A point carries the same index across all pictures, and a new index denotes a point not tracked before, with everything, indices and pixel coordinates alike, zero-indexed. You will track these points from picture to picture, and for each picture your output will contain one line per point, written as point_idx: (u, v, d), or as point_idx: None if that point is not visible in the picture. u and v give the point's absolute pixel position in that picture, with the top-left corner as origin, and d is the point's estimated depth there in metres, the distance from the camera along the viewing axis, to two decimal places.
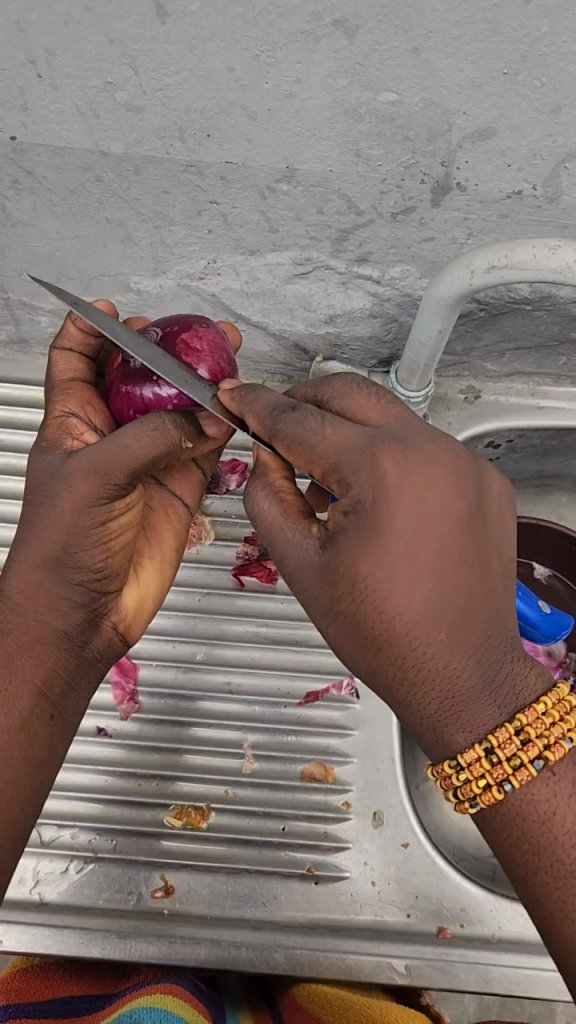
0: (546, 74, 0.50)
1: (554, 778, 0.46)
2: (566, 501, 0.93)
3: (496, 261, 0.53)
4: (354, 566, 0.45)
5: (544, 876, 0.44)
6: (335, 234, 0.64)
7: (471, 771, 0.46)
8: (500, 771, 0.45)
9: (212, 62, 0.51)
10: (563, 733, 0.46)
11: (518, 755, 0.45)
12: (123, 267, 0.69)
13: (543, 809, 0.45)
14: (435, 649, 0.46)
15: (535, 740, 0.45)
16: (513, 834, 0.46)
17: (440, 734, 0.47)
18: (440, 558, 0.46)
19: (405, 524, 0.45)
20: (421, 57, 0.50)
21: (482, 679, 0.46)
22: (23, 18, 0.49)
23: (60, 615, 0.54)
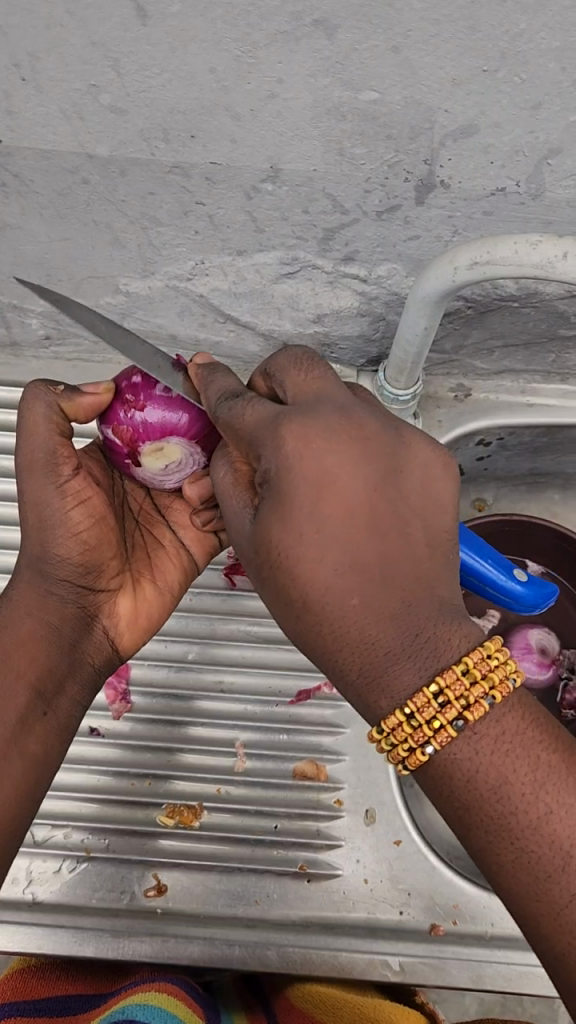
0: (526, 71, 0.51)
1: (476, 736, 0.43)
2: (559, 498, 0.94)
3: (478, 258, 0.53)
4: (267, 534, 0.47)
5: (478, 832, 0.43)
6: (321, 233, 0.64)
7: (394, 735, 0.44)
8: (420, 734, 0.43)
9: (194, 63, 0.51)
10: (486, 692, 0.43)
11: (437, 717, 0.42)
12: (112, 268, 0.69)
13: (466, 767, 0.43)
14: (349, 616, 0.45)
15: (454, 701, 0.42)
16: (443, 793, 0.44)
17: (369, 705, 0.45)
18: (344, 521, 0.46)
19: (304, 485, 0.46)
20: (401, 55, 0.50)
21: (400, 643, 0.44)
22: (6, 21, 0.49)
23: (48, 614, 0.56)
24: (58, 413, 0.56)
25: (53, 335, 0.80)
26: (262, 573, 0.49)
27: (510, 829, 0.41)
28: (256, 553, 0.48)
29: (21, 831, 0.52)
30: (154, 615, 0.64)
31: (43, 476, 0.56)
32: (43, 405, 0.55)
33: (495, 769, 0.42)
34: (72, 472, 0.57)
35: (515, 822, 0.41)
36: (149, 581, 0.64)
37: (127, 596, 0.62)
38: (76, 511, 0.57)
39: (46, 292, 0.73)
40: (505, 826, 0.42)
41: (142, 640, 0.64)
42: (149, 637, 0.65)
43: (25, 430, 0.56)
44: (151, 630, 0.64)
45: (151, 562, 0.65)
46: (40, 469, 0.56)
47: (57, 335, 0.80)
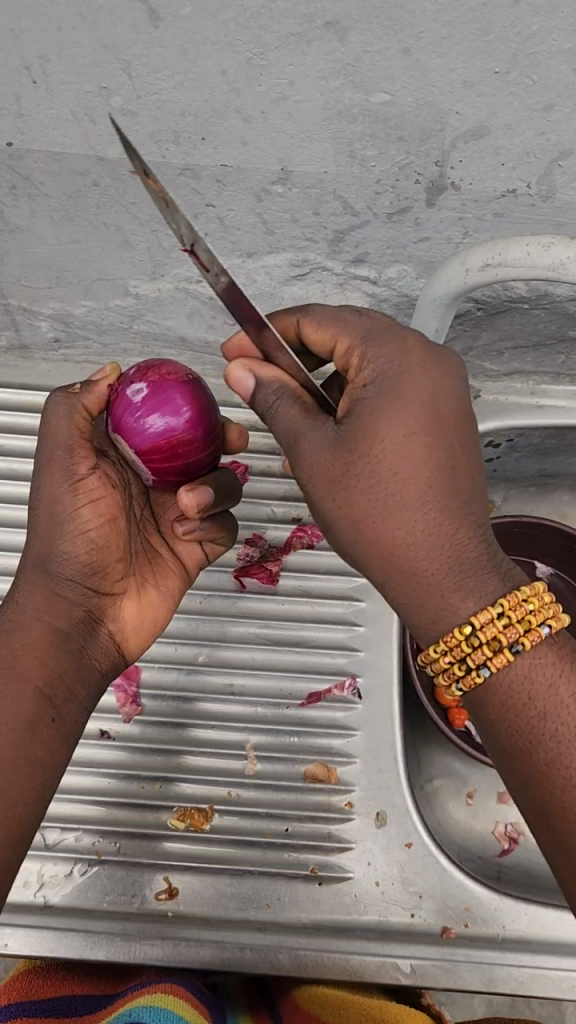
0: (537, 73, 0.51)
1: (557, 653, 0.47)
2: (569, 500, 0.93)
3: (490, 259, 0.53)
4: (377, 421, 0.45)
5: (551, 747, 0.44)
6: (331, 235, 0.64)
7: (484, 633, 0.45)
8: (514, 632, 0.45)
9: (206, 65, 0.51)
10: (563, 610, 0.48)
11: (532, 618, 0.45)
12: (122, 271, 0.69)
13: (549, 674, 0.45)
14: (432, 523, 0.45)
15: (547, 608, 0.47)
16: (517, 706, 0.45)
17: (444, 609, 0.46)
18: (446, 429, 0.46)
19: (421, 384, 0.46)
20: (412, 57, 0.50)
21: (491, 555, 0.46)
22: (17, 24, 0.49)
23: (57, 614, 0.55)
24: (81, 411, 0.59)
25: (62, 337, 0.80)
26: (342, 475, 0.46)
27: None
28: (342, 458, 0.46)
29: (28, 839, 0.50)
30: (156, 621, 0.64)
31: (58, 473, 0.57)
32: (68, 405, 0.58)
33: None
34: (88, 471, 0.58)
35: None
36: (153, 587, 0.65)
37: (132, 602, 0.63)
38: (87, 511, 0.57)
39: (56, 294, 0.73)
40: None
41: (143, 648, 0.64)
42: (150, 644, 0.64)
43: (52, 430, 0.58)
44: (154, 636, 0.64)
45: (154, 569, 0.66)
46: (57, 466, 0.57)
47: (66, 337, 0.80)
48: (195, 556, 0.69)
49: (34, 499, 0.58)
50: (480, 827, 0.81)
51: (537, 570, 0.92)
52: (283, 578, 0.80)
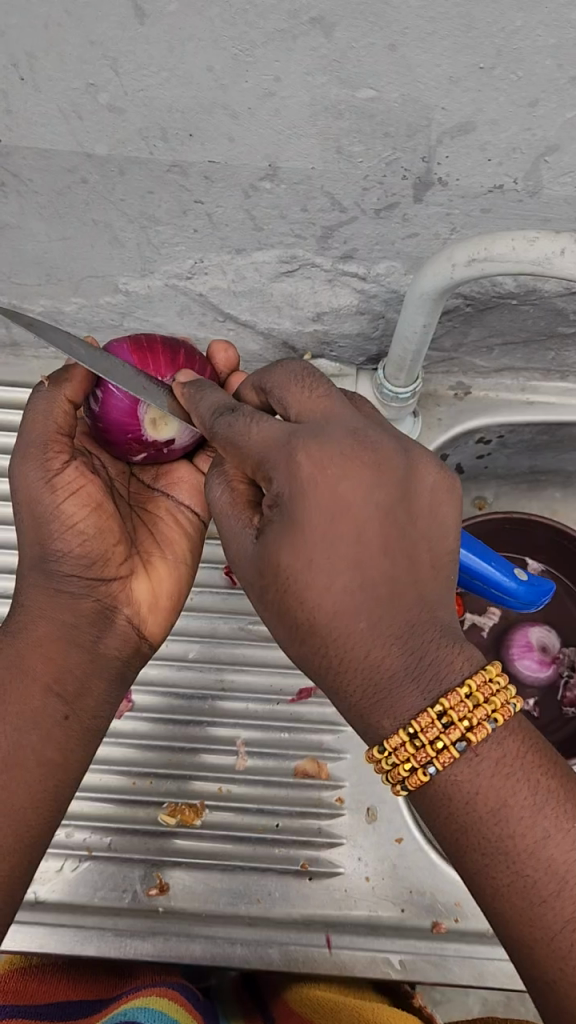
0: (522, 69, 0.51)
1: (478, 758, 0.46)
2: (560, 496, 0.94)
3: (476, 254, 0.53)
4: (277, 558, 0.47)
5: (476, 858, 0.45)
6: (320, 231, 0.64)
7: (397, 755, 0.47)
8: (423, 755, 0.46)
9: (192, 62, 0.51)
10: (487, 715, 0.46)
11: (441, 738, 0.45)
12: (112, 267, 0.69)
13: (466, 790, 0.46)
14: (345, 646, 0.48)
15: (458, 724, 0.45)
16: (441, 814, 0.46)
17: (370, 723, 0.48)
18: (351, 552, 0.47)
19: (320, 508, 0.47)
20: (398, 53, 0.50)
21: (404, 665, 0.47)
22: (4, 22, 0.49)
23: (61, 613, 0.56)
24: (60, 403, 0.57)
25: (54, 334, 0.80)
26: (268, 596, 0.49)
27: (507, 849, 0.45)
28: (256, 578, 0.50)
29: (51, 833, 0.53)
30: (175, 594, 0.64)
31: (33, 474, 0.57)
32: (40, 401, 0.58)
33: (496, 789, 0.45)
34: (63, 463, 0.57)
35: (512, 845, 0.45)
36: (166, 557, 0.65)
37: (144, 578, 0.63)
38: (70, 504, 0.57)
39: (46, 291, 0.73)
40: (503, 849, 0.45)
41: (167, 628, 0.64)
42: (174, 620, 0.64)
43: (26, 430, 0.58)
44: (177, 612, 0.64)
45: (157, 540, 0.65)
46: (31, 466, 0.57)
47: None
48: (198, 495, 0.68)
49: (17, 505, 0.59)
50: None
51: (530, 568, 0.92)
52: None
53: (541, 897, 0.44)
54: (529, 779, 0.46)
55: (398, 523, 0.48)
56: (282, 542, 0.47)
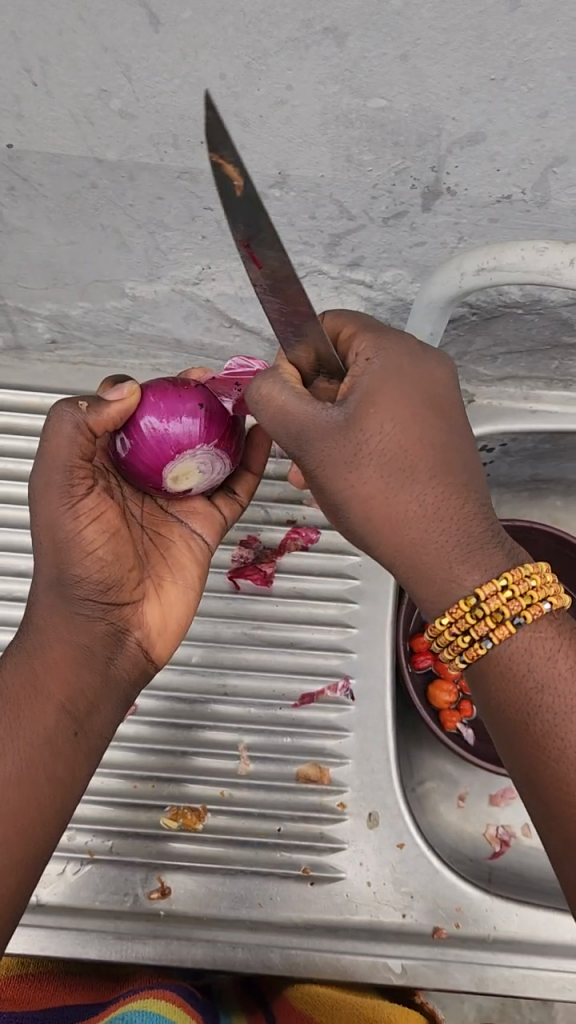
0: (533, 80, 0.51)
1: (554, 628, 0.50)
2: (561, 505, 0.94)
3: (485, 263, 0.54)
4: (385, 401, 0.50)
5: (544, 715, 0.48)
6: (328, 238, 0.64)
7: (489, 604, 0.48)
8: (516, 603, 0.48)
9: (205, 70, 0.52)
10: (562, 592, 0.51)
11: (533, 591, 0.49)
12: (119, 272, 0.70)
13: (549, 646, 0.49)
14: (418, 503, 0.50)
15: (545, 585, 0.50)
16: (514, 675, 0.49)
17: (462, 574, 0.49)
18: (420, 423, 0.50)
19: (395, 381, 0.50)
20: (409, 62, 0.51)
21: (487, 529, 0.50)
22: (18, 26, 0.50)
23: (76, 634, 0.55)
24: (85, 428, 0.54)
25: (59, 338, 0.80)
26: (344, 452, 0.50)
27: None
28: (355, 439, 0.49)
29: (54, 841, 0.52)
30: (178, 618, 0.64)
31: (58, 497, 0.54)
32: (67, 421, 0.54)
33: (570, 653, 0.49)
34: (86, 490, 0.55)
35: None
36: (171, 583, 0.64)
37: (155, 602, 0.62)
38: (91, 529, 0.55)
39: (52, 294, 0.73)
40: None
41: (171, 647, 0.64)
42: (172, 646, 0.64)
43: (44, 450, 0.55)
44: (181, 630, 0.64)
45: (168, 564, 0.65)
46: (57, 490, 0.54)
47: (62, 338, 0.80)
48: (208, 522, 0.69)
49: (36, 527, 0.56)
50: (471, 830, 0.82)
51: None
52: (278, 578, 0.80)
53: None
54: None
55: (455, 412, 0.53)
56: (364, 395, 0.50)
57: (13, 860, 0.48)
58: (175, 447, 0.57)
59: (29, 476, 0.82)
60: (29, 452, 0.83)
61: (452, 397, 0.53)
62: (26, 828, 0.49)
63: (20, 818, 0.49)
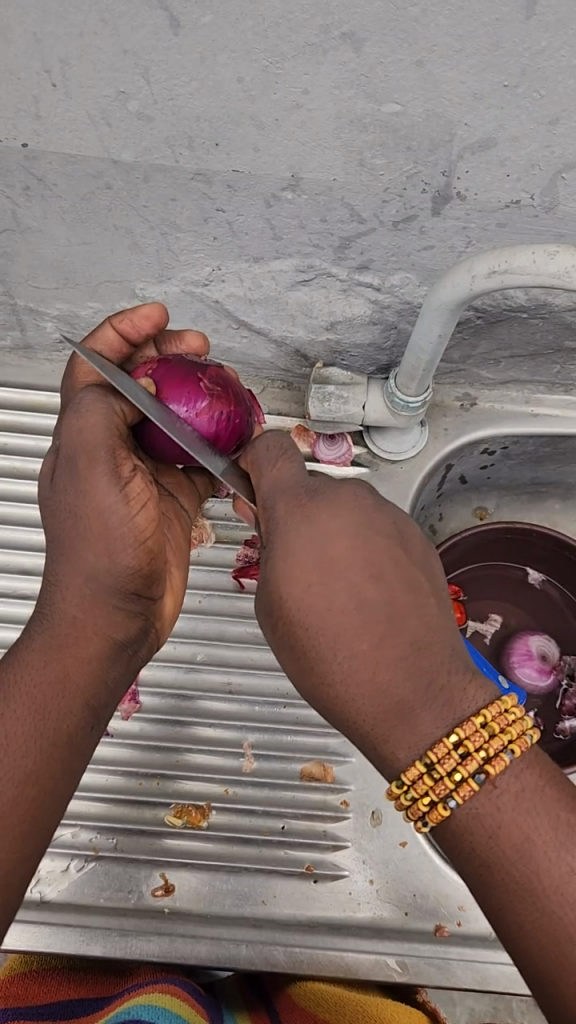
0: (545, 87, 0.52)
1: (497, 792, 0.43)
2: (560, 509, 0.95)
3: (496, 267, 0.55)
4: (329, 527, 0.49)
5: (497, 893, 0.42)
6: (337, 242, 0.65)
7: (415, 789, 0.44)
8: (442, 787, 0.43)
9: (223, 73, 0.52)
10: (504, 746, 0.43)
11: (458, 770, 0.43)
12: (130, 273, 0.71)
13: (488, 823, 0.43)
14: (345, 668, 0.47)
15: (474, 755, 0.43)
16: (465, 851, 0.43)
17: (385, 745, 0.46)
18: (371, 557, 0.48)
19: (311, 538, 0.48)
20: (424, 69, 0.52)
21: (455, 678, 0.46)
22: (40, 28, 0.50)
23: (102, 625, 0.52)
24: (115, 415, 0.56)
25: (67, 339, 0.81)
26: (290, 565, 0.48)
27: (531, 887, 0.41)
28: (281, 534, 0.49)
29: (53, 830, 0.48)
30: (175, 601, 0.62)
31: (107, 483, 0.53)
32: (101, 413, 0.54)
33: (518, 821, 0.42)
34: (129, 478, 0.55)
35: (536, 880, 0.41)
36: (177, 576, 0.62)
37: (167, 599, 0.61)
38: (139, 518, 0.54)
39: (62, 295, 0.74)
40: (526, 886, 0.41)
41: (164, 637, 0.62)
42: (168, 636, 0.63)
43: (74, 431, 0.54)
44: (172, 622, 0.63)
45: (173, 548, 0.63)
46: (104, 474, 0.53)
47: (70, 339, 0.81)
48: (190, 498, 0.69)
49: (71, 505, 0.54)
50: None
51: (528, 577, 0.95)
52: None
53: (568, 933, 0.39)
54: (550, 813, 0.42)
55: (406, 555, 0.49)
56: (285, 559, 0.48)
57: (24, 851, 0.45)
58: (184, 431, 0.59)
59: (34, 476, 0.82)
60: (35, 452, 0.83)
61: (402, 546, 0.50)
62: (39, 830, 0.46)
63: (35, 820, 0.46)
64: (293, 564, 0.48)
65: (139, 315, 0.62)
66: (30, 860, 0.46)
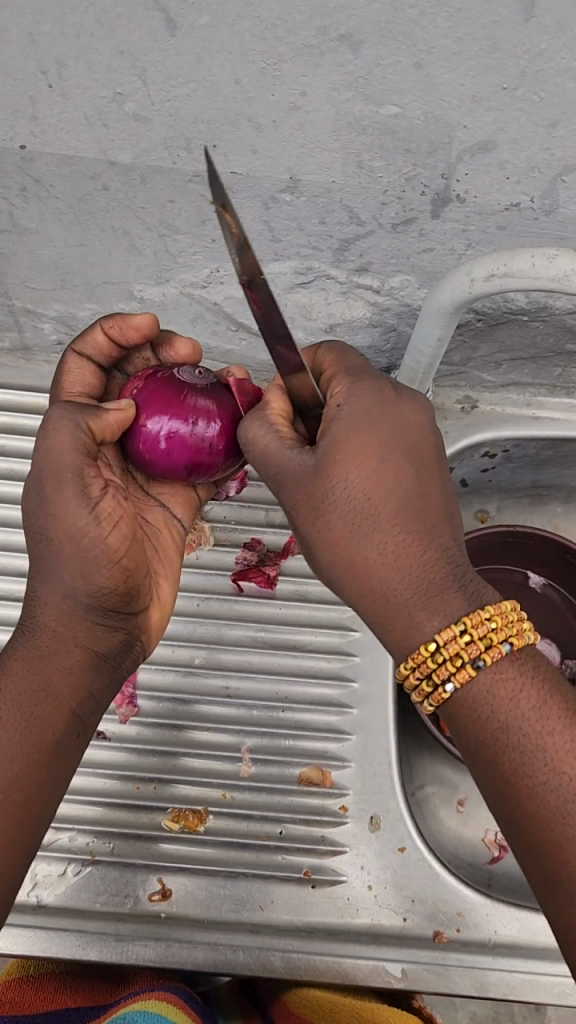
0: (545, 89, 0.52)
1: (497, 672, 0.48)
2: (561, 513, 0.95)
3: (495, 270, 0.54)
4: (376, 428, 0.50)
5: (505, 766, 0.47)
6: (336, 244, 0.65)
7: (420, 667, 0.49)
8: (443, 668, 0.48)
9: (220, 74, 0.52)
10: (503, 638, 0.48)
11: (460, 653, 0.48)
12: (128, 274, 0.70)
13: (489, 703, 0.48)
14: (381, 552, 0.49)
15: (477, 640, 0.48)
16: (473, 730, 0.48)
17: (404, 625, 0.49)
18: (411, 462, 0.50)
19: (360, 433, 0.50)
20: (423, 71, 0.51)
21: (452, 575, 0.50)
22: (36, 29, 0.50)
23: (82, 637, 0.52)
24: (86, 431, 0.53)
25: (65, 340, 0.81)
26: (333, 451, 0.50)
27: (534, 761, 0.46)
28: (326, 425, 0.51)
29: (42, 833, 0.49)
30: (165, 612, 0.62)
31: (78, 501, 0.52)
32: (71, 428, 0.53)
33: (526, 706, 0.47)
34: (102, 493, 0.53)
35: (540, 755, 0.46)
36: (166, 584, 0.63)
37: (153, 608, 0.61)
38: (114, 536, 0.53)
39: (60, 296, 0.74)
40: (529, 756, 0.46)
41: (156, 638, 0.62)
42: (156, 642, 0.62)
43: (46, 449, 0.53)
44: (162, 630, 0.63)
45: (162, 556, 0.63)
46: (75, 494, 0.52)
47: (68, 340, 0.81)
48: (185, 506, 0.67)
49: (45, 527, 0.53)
50: (470, 836, 0.83)
51: (529, 579, 0.94)
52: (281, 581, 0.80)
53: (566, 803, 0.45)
54: (548, 702, 0.47)
55: (437, 465, 0.52)
56: (338, 441, 0.50)
57: (14, 856, 0.47)
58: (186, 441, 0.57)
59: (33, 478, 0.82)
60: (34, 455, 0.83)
61: (438, 459, 0.52)
62: (21, 835, 0.47)
63: (17, 823, 0.47)
64: (343, 444, 0.50)
65: (126, 326, 0.61)
66: (16, 861, 0.47)
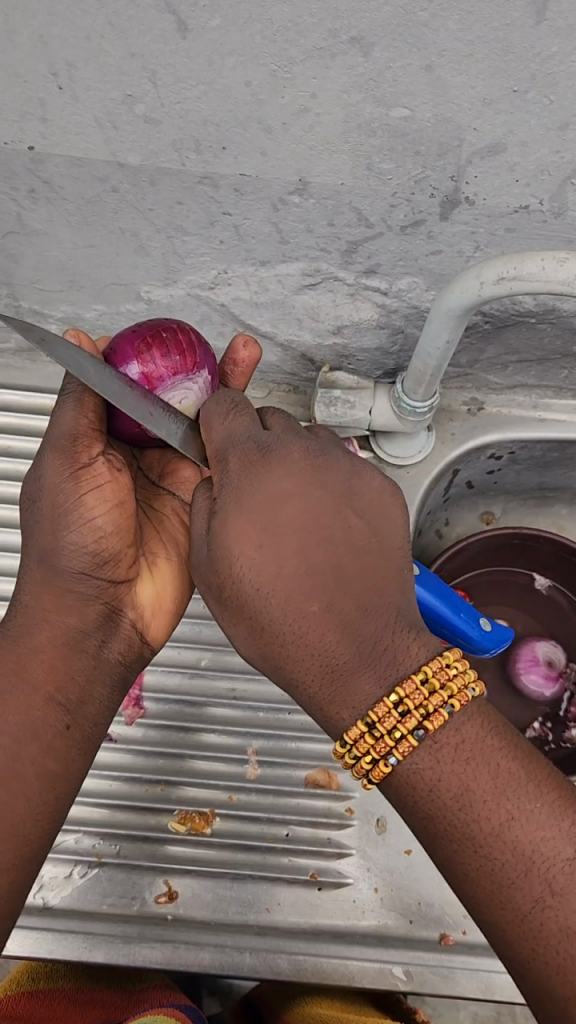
0: (555, 92, 0.52)
1: (437, 746, 0.43)
2: (567, 514, 0.95)
3: (505, 272, 0.54)
4: (256, 504, 0.48)
5: (443, 841, 0.43)
6: (345, 246, 0.65)
7: (357, 748, 0.44)
8: (383, 744, 0.43)
9: (230, 76, 0.52)
10: (444, 701, 0.43)
11: (397, 726, 0.43)
12: (135, 276, 0.70)
13: (428, 778, 0.43)
14: (292, 630, 0.46)
15: (413, 710, 0.43)
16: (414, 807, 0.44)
17: (331, 714, 0.46)
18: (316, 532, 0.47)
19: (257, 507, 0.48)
20: (434, 74, 0.51)
21: (361, 655, 0.45)
22: (47, 32, 0.50)
23: (59, 613, 0.53)
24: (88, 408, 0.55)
25: None
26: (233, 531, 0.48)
27: (472, 834, 0.42)
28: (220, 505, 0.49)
29: (47, 841, 0.50)
30: (175, 602, 0.61)
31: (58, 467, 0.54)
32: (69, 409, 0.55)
33: (457, 775, 0.42)
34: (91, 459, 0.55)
35: (476, 828, 0.42)
36: (172, 574, 0.62)
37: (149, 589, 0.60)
38: (91, 498, 0.54)
39: (68, 298, 0.74)
40: (468, 833, 0.42)
41: (165, 633, 0.61)
42: (162, 635, 0.61)
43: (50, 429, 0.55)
44: (176, 617, 0.62)
45: (162, 539, 0.63)
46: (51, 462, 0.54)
47: None
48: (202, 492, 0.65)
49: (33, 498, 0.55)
50: None
51: (536, 582, 0.94)
52: None
53: (507, 877, 0.41)
54: (489, 763, 0.43)
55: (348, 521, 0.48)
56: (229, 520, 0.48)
57: (5, 860, 0.47)
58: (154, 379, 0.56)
59: None
60: None
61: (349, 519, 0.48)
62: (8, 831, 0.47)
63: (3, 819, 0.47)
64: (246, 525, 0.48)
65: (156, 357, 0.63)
66: (18, 859, 0.48)
